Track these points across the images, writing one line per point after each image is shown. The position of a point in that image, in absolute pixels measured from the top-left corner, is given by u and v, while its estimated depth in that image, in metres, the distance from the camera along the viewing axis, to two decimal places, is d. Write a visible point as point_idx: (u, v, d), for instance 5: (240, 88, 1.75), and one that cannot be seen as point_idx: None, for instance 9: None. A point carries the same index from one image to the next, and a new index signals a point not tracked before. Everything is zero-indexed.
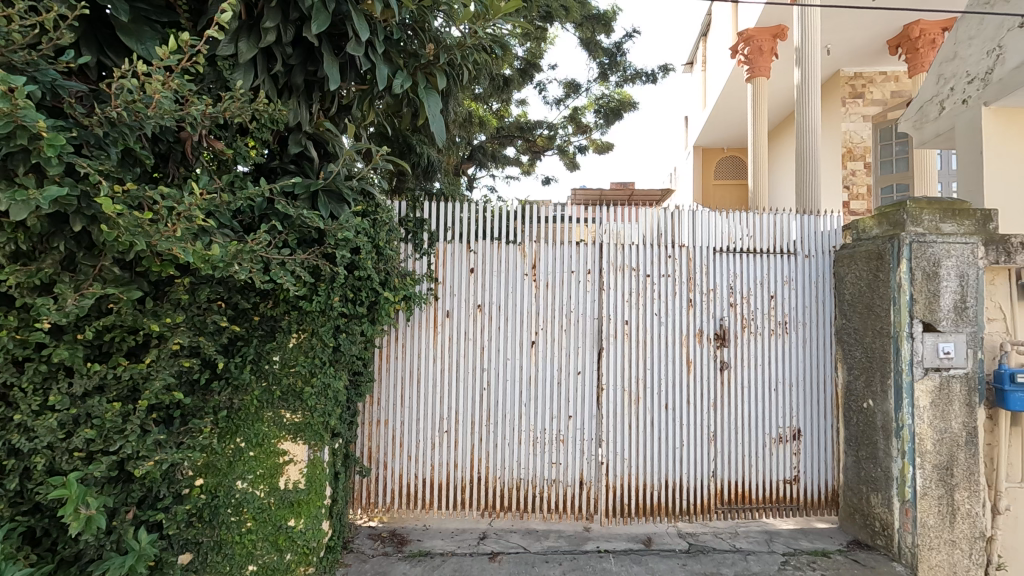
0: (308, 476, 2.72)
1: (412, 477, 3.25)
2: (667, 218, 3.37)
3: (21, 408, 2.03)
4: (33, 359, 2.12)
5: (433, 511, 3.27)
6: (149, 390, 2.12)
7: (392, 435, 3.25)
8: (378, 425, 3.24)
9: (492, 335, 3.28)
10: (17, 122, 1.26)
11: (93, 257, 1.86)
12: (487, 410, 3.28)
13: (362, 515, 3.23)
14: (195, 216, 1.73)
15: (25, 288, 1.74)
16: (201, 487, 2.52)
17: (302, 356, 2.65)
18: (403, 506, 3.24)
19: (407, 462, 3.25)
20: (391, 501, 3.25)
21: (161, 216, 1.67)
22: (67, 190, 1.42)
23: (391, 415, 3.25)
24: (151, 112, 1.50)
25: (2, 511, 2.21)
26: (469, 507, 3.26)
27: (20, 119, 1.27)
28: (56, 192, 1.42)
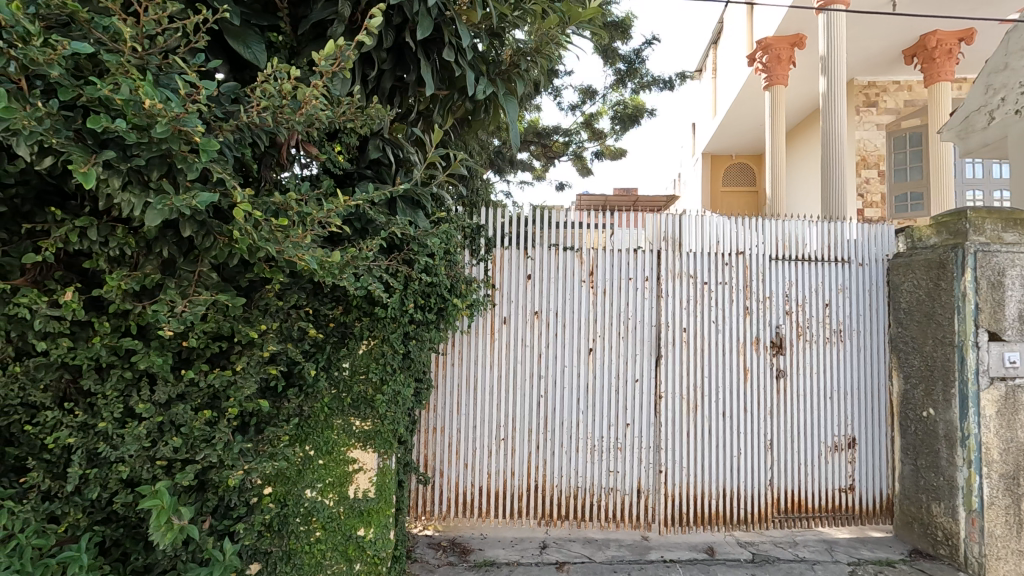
0: (377, 484, 2.69)
1: (468, 485, 3.21)
2: (722, 225, 3.36)
3: (105, 416, 2.03)
4: (116, 366, 2.09)
5: (489, 520, 3.23)
6: (238, 398, 2.06)
7: (448, 442, 3.21)
8: (434, 433, 3.20)
9: (549, 342, 3.26)
10: (177, 128, 1.27)
11: (192, 262, 1.85)
12: (544, 418, 3.25)
13: (418, 524, 3.20)
14: (313, 222, 1.72)
15: (131, 295, 1.73)
16: (271, 496, 2.46)
17: (373, 364, 2.62)
18: (459, 515, 3.21)
19: (464, 471, 3.22)
20: (447, 509, 3.21)
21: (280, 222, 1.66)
22: (217, 196, 1.40)
23: (447, 422, 3.21)
24: (300, 117, 1.50)
25: (78, 520, 2.17)
26: (526, 516, 3.22)
27: (181, 125, 1.27)
28: (207, 198, 1.39)
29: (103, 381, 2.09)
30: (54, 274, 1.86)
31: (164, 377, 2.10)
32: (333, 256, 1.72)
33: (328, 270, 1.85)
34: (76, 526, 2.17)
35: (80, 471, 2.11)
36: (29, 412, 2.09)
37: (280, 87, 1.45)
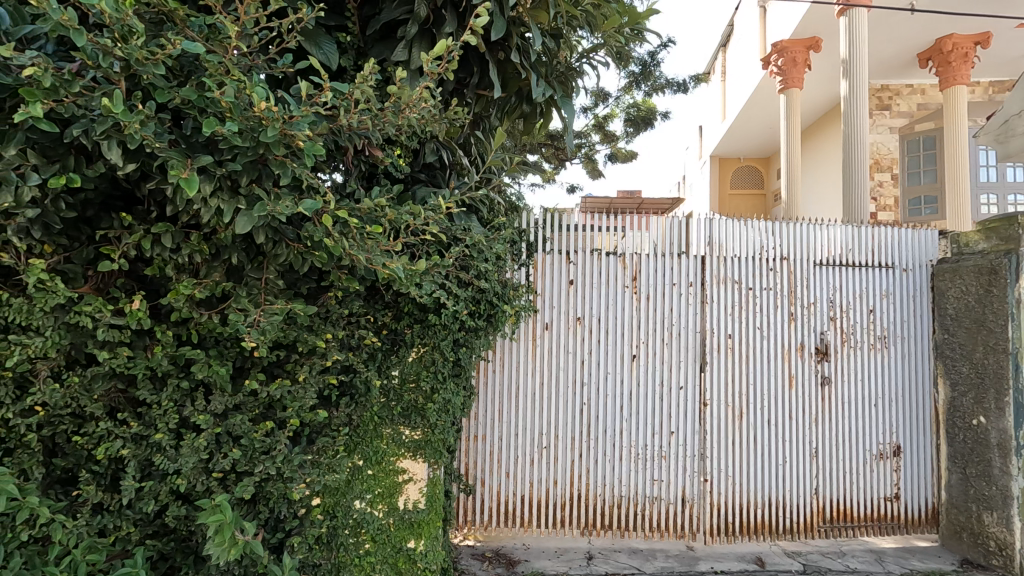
0: (427, 495, 2.63)
1: (510, 494, 3.16)
2: (767, 230, 3.31)
3: (161, 426, 1.97)
4: (172, 376, 2.04)
5: (532, 530, 3.18)
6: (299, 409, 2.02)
7: (490, 451, 3.16)
8: (475, 442, 3.14)
9: (593, 349, 3.21)
10: (281, 132, 1.22)
11: (259, 269, 1.80)
12: (587, 426, 3.20)
13: (460, 534, 3.14)
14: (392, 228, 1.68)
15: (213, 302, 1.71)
16: (318, 508, 2.35)
17: (423, 371, 2.57)
18: (501, 524, 3.15)
19: (506, 480, 3.16)
20: (489, 519, 3.15)
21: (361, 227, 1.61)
22: (320, 203, 1.34)
23: (489, 430, 3.15)
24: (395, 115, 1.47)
25: (130, 533, 2.12)
26: (569, 525, 3.17)
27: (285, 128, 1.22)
28: (309, 206, 1.33)
29: (158, 391, 2.04)
30: (116, 281, 1.82)
31: (220, 387, 2.05)
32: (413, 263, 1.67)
33: (404, 281, 1.80)
34: (128, 539, 2.11)
35: (132, 484, 2.06)
36: (76, 423, 2.05)
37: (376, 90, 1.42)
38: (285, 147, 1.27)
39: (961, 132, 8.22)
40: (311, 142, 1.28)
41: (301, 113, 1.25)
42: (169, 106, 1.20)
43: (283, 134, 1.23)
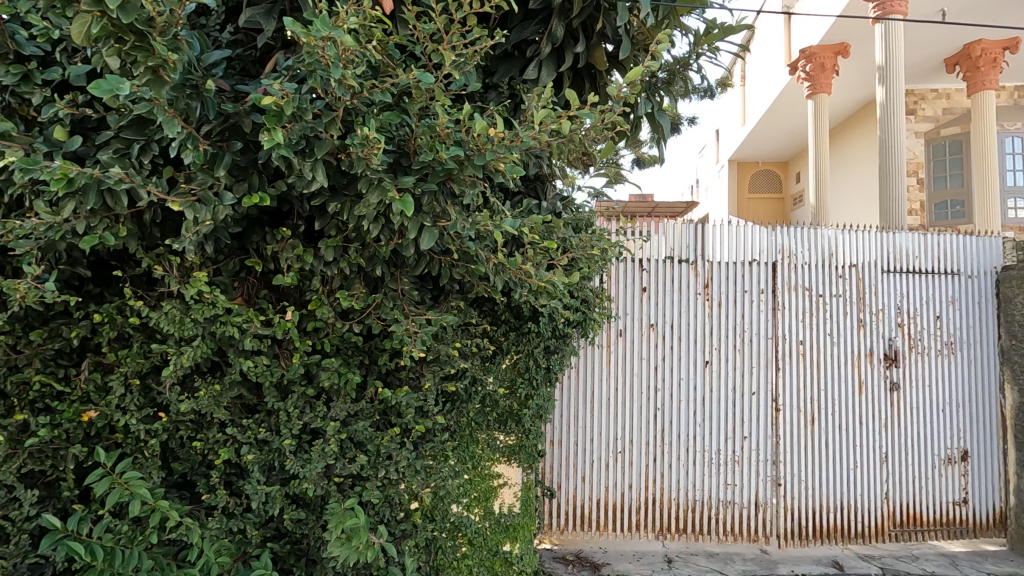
0: (521, 499, 2.69)
1: (586, 498, 3.21)
2: (836, 238, 3.37)
3: (288, 433, 2.04)
4: (296, 384, 2.11)
5: (607, 534, 3.23)
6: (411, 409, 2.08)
7: (566, 456, 3.21)
8: (552, 447, 3.19)
9: (666, 355, 3.26)
10: (480, 154, 1.29)
11: (399, 280, 1.85)
12: (661, 431, 3.25)
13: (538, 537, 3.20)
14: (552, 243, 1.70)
15: (383, 310, 1.83)
16: (418, 511, 2.32)
17: (520, 378, 2.63)
18: (578, 528, 3.21)
19: (582, 485, 3.21)
20: (565, 522, 3.21)
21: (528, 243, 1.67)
22: (510, 222, 1.43)
23: (565, 436, 3.21)
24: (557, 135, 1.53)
25: (253, 536, 2.19)
26: (644, 529, 3.23)
27: (480, 152, 1.30)
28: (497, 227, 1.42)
29: (283, 398, 2.12)
30: (257, 293, 1.90)
31: (342, 394, 2.12)
32: (564, 276, 1.72)
33: (538, 293, 1.87)
34: (251, 541, 2.18)
35: (257, 487, 2.12)
36: (193, 427, 2.28)
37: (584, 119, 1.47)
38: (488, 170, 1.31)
39: (990, 136, 8.24)
40: (514, 166, 1.32)
41: (509, 140, 1.29)
42: (381, 132, 1.24)
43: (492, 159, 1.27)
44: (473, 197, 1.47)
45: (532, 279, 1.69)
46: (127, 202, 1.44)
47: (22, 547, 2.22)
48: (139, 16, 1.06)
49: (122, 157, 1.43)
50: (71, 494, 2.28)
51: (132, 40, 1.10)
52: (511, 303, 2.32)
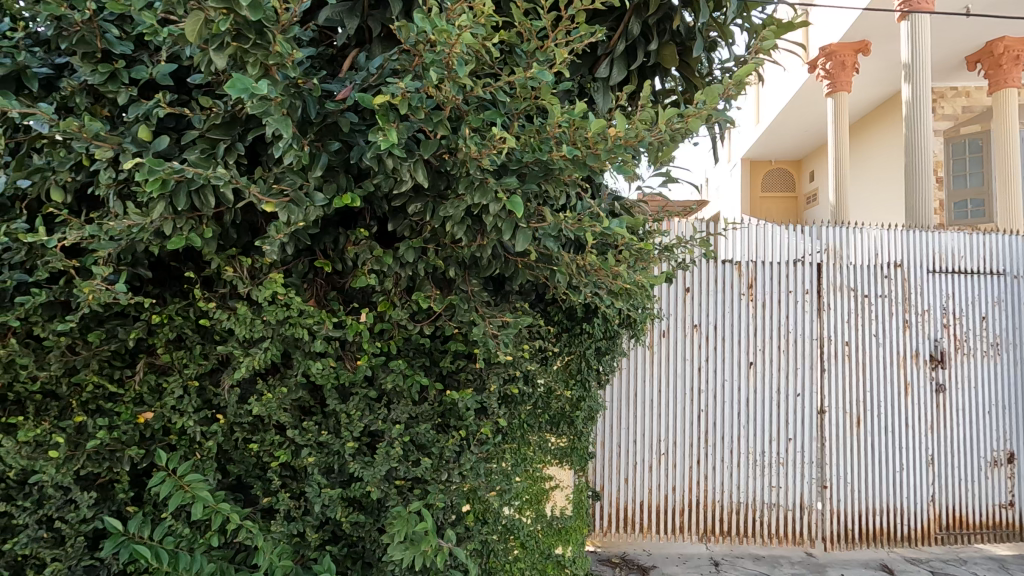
0: (573, 501, 2.66)
1: (629, 500, 3.18)
2: (881, 238, 3.33)
3: (351, 436, 2.02)
4: (357, 387, 2.09)
5: (651, 536, 3.20)
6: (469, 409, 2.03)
7: (609, 458, 3.19)
8: (595, 449, 3.15)
9: (711, 355, 3.23)
10: (582, 154, 1.26)
11: (470, 280, 1.83)
12: (705, 432, 3.22)
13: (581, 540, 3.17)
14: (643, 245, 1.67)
15: (455, 312, 1.81)
16: (471, 514, 2.26)
17: (573, 379, 2.59)
18: (621, 531, 3.18)
19: (625, 487, 3.18)
20: (608, 525, 3.18)
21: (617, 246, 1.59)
22: (605, 223, 1.40)
23: (608, 437, 3.18)
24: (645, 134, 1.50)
25: (312, 539, 2.17)
26: (688, 532, 3.20)
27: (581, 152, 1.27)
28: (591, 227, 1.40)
29: (344, 401, 2.10)
30: (325, 295, 1.88)
31: (403, 396, 2.09)
32: (645, 277, 1.68)
33: (611, 295, 1.84)
34: (310, 544, 2.16)
35: (318, 490, 2.10)
36: (249, 429, 2.27)
37: (690, 124, 1.41)
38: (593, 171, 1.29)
39: (1013, 134, 8.16)
40: (620, 165, 1.29)
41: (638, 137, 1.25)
42: (487, 131, 1.23)
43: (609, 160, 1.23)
44: (563, 197, 1.44)
45: (615, 280, 1.66)
46: (214, 202, 1.42)
47: (79, 548, 2.23)
48: (266, 14, 1.04)
49: (209, 157, 1.41)
50: (125, 496, 2.28)
51: (250, 39, 1.09)
52: (570, 304, 2.28)
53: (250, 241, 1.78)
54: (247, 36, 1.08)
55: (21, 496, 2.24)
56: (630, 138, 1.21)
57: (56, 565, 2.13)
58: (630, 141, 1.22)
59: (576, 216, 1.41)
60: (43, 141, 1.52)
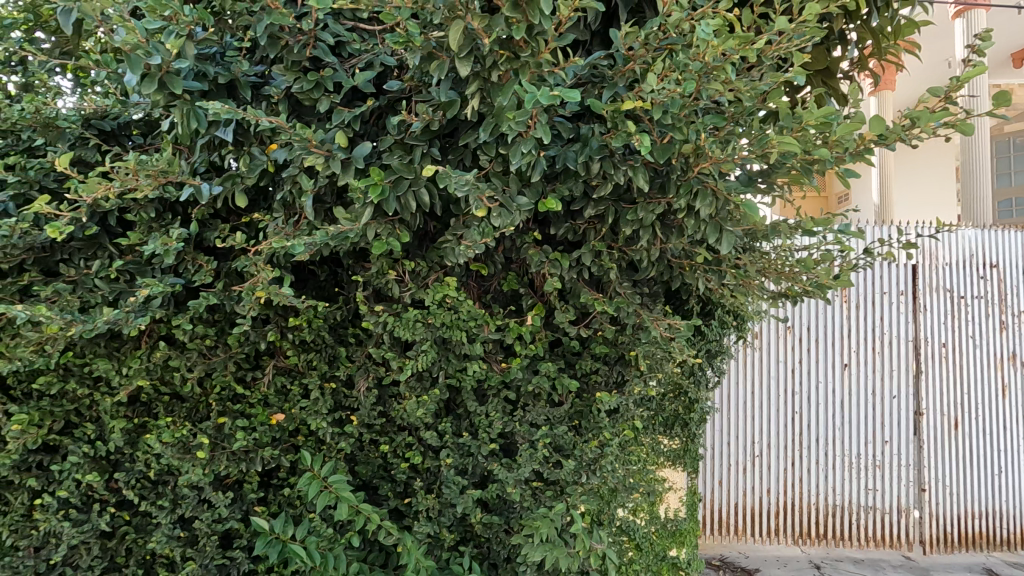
0: (685, 503, 2.64)
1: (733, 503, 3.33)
2: (979, 244, 3.54)
3: (491, 437, 2.04)
4: (494, 389, 2.11)
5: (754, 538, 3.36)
6: (611, 412, 2.03)
7: (716, 462, 3.34)
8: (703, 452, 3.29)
9: (814, 360, 3.40)
10: (810, 161, 1.25)
11: (625, 283, 1.83)
12: (808, 436, 3.39)
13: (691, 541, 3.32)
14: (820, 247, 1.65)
15: (616, 317, 1.81)
16: (597, 515, 2.25)
17: (695, 380, 2.53)
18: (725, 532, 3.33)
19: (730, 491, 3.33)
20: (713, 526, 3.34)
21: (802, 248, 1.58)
22: (807, 225, 1.39)
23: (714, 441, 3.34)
24: None
25: (446, 538, 2.19)
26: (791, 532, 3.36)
27: (809, 163, 1.25)
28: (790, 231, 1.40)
29: (482, 403, 2.12)
30: (476, 297, 1.90)
31: (539, 398, 2.12)
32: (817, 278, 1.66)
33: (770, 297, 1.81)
34: (445, 544, 2.19)
35: (456, 491, 2.12)
36: (376, 431, 2.29)
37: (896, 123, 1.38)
38: (817, 176, 1.29)
39: None
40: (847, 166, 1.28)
41: (880, 140, 1.24)
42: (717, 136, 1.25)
43: (846, 162, 1.23)
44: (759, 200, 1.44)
45: (789, 283, 1.64)
46: (412, 207, 1.45)
47: (212, 548, 2.28)
48: (547, 22, 1.06)
49: (407, 163, 1.44)
50: (254, 496, 2.32)
51: (521, 48, 1.12)
52: (698, 305, 2.27)
53: (411, 246, 1.81)
54: (520, 44, 1.11)
55: (155, 495, 2.30)
56: (867, 139, 1.20)
57: (195, 564, 2.18)
58: (863, 143, 1.21)
59: (779, 219, 1.40)
60: (231, 149, 1.57)
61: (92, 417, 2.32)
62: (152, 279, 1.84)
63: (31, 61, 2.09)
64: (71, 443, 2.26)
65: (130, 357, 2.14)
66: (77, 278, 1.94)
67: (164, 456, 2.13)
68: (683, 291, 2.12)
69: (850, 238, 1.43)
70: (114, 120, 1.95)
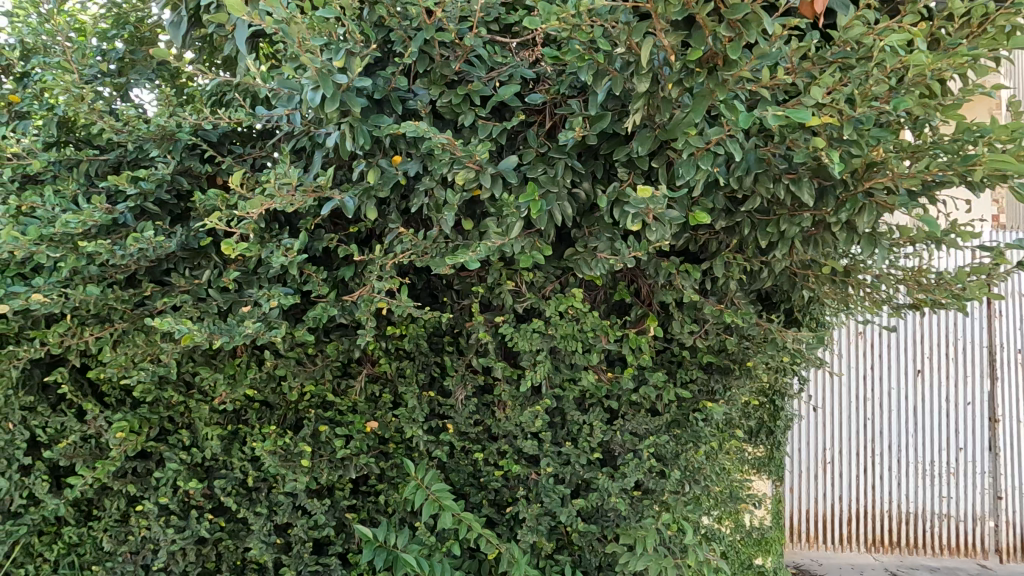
0: (771, 512, 2.61)
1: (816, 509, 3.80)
2: None
3: (593, 445, 2.04)
4: (594, 398, 2.11)
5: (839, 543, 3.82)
6: (715, 423, 2.02)
7: (802, 472, 3.83)
8: (791, 459, 3.76)
9: (892, 378, 3.88)
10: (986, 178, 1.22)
11: (742, 294, 1.82)
12: (886, 447, 3.86)
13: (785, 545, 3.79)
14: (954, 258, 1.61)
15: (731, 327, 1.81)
16: (694, 525, 2.23)
17: (786, 389, 2.49)
18: (813, 536, 3.80)
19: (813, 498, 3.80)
20: (802, 531, 3.82)
21: (941, 261, 1.54)
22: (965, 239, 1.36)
23: (801, 454, 3.82)
24: None
25: (543, 546, 2.19)
26: (869, 538, 3.83)
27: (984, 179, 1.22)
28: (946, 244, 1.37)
29: (581, 412, 2.12)
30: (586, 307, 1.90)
31: (640, 408, 2.11)
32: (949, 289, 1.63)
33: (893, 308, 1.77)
34: (542, 551, 2.19)
35: (555, 500, 2.12)
36: (469, 440, 2.28)
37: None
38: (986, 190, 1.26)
39: None
40: None
41: None
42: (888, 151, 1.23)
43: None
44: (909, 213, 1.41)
45: (924, 294, 1.61)
46: (553, 220, 1.46)
47: (307, 555, 2.30)
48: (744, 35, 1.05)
49: (550, 177, 1.45)
50: (347, 502, 2.34)
51: (709, 65, 1.11)
52: (797, 314, 2.24)
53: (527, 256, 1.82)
54: (704, 60, 1.11)
55: (249, 502, 2.33)
56: None
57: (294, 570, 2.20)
58: None
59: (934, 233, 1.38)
60: (364, 162, 1.58)
61: (184, 424, 2.35)
62: (267, 290, 1.86)
63: (134, 69, 2.12)
64: (167, 450, 2.29)
65: (231, 366, 2.18)
66: (188, 288, 1.96)
67: (270, 464, 2.17)
68: (787, 300, 2.10)
69: (1004, 251, 1.40)
70: (218, 130, 1.96)
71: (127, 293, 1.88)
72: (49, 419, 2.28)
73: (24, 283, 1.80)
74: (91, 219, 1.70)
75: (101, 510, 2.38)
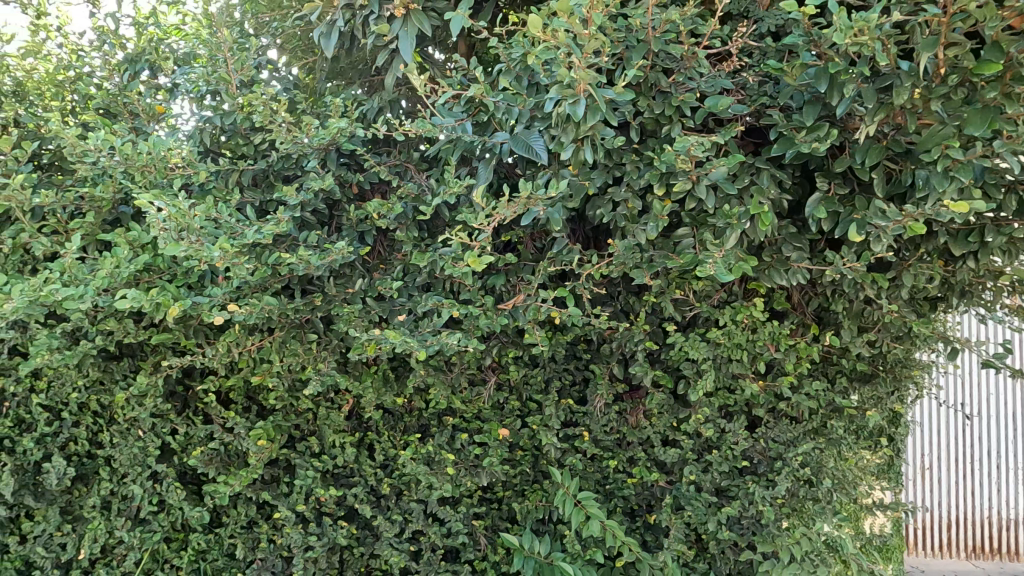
0: (891, 520, 2.60)
1: (925, 518, 4.15)
2: None
3: (739, 452, 2.05)
4: (736, 405, 2.11)
5: (944, 549, 4.20)
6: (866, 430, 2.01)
7: (912, 483, 4.15)
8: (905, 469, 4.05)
9: (998, 394, 4.21)
10: None
11: (906, 303, 1.82)
12: (989, 460, 4.20)
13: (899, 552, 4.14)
14: None
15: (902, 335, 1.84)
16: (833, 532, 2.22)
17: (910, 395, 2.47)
18: (922, 544, 4.17)
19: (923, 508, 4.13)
20: (913, 539, 4.18)
21: None
22: None
23: (913, 467, 4.14)
24: None
25: (683, 554, 2.18)
26: (972, 545, 4.20)
27: None
28: None
29: (723, 419, 2.12)
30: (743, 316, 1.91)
31: (782, 415, 2.10)
32: None
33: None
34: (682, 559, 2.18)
35: (698, 508, 2.12)
36: (601, 448, 2.28)
37: None
38: None
39: None
40: None
41: None
42: None
43: None
44: None
45: None
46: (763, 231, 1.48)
47: (439, 561, 2.30)
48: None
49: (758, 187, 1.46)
50: (476, 509, 2.34)
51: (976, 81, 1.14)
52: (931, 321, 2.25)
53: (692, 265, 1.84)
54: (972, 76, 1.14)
55: (380, 509, 2.33)
56: None
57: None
58: None
59: None
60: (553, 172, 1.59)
61: (311, 431, 2.35)
62: (428, 298, 1.87)
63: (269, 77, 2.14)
64: (299, 457, 2.29)
65: (369, 374, 2.18)
66: (341, 296, 1.97)
67: (417, 472, 2.19)
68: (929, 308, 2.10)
69: None
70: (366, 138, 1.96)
71: (296, 303, 1.90)
72: (179, 427, 2.28)
73: (195, 292, 1.80)
74: (275, 229, 1.72)
75: (228, 517, 2.37)
